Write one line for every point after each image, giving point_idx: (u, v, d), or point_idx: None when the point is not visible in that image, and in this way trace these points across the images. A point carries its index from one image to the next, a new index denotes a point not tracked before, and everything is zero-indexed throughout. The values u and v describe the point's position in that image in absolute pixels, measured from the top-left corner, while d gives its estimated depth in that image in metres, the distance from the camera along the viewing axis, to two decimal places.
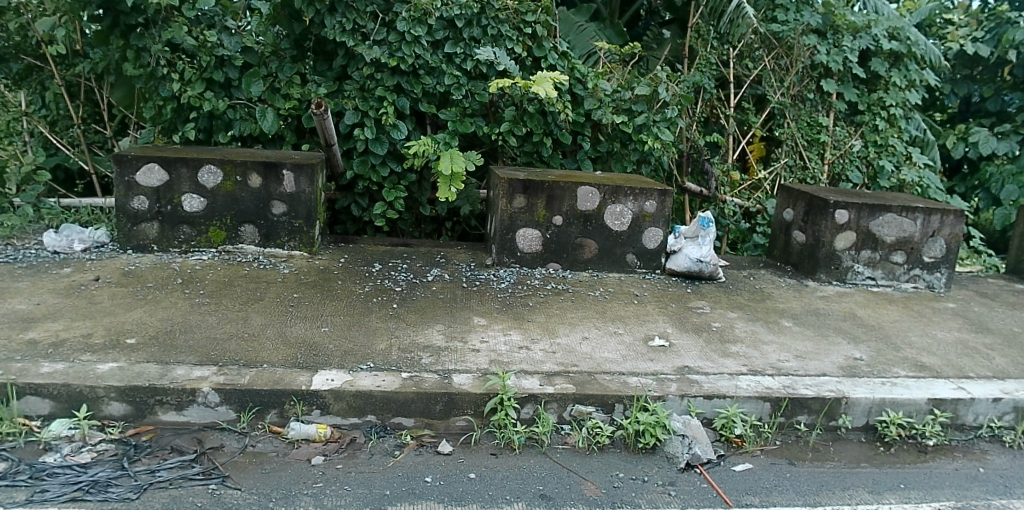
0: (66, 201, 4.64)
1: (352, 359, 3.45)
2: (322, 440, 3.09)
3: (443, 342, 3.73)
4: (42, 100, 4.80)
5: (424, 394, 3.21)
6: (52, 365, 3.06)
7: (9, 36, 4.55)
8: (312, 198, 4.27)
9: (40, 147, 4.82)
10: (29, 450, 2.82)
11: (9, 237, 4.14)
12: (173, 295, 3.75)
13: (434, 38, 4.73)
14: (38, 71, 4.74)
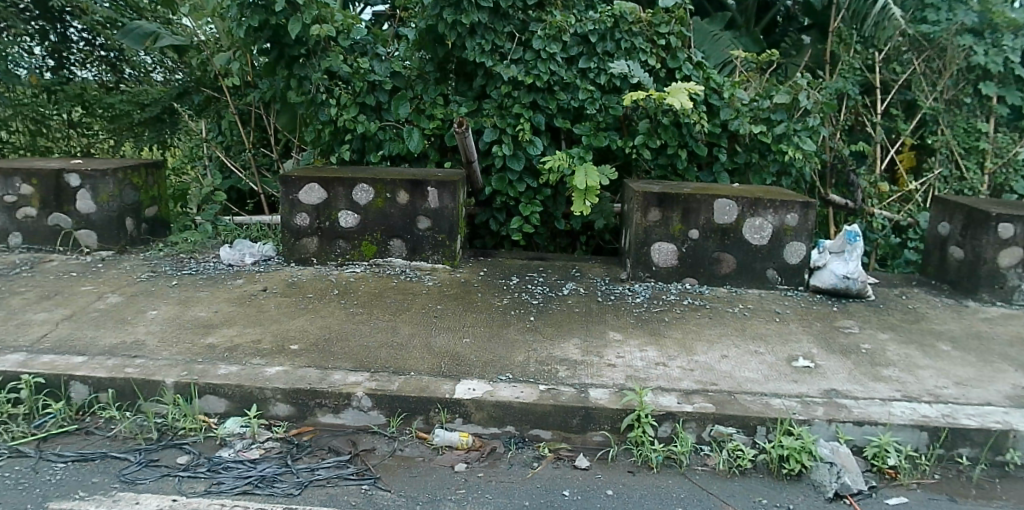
0: (239, 219, 5.02)
1: (491, 370, 3.52)
2: (464, 448, 3.17)
3: (580, 357, 3.73)
4: (219, 128, 5.29)
5: (561, 407, 3.21)
6: (228, 367, 3.33)
7: (195, 71, 5.19)
8: (455, 213, 4.41)
9: (217, 169, 5.29)
10: (208, 444, 3.08)
11: (191, 251, 4.59)
12: (331, 305, 3.99)
13: (568, 55, 4.79)
14: (215, 101, 5.30)
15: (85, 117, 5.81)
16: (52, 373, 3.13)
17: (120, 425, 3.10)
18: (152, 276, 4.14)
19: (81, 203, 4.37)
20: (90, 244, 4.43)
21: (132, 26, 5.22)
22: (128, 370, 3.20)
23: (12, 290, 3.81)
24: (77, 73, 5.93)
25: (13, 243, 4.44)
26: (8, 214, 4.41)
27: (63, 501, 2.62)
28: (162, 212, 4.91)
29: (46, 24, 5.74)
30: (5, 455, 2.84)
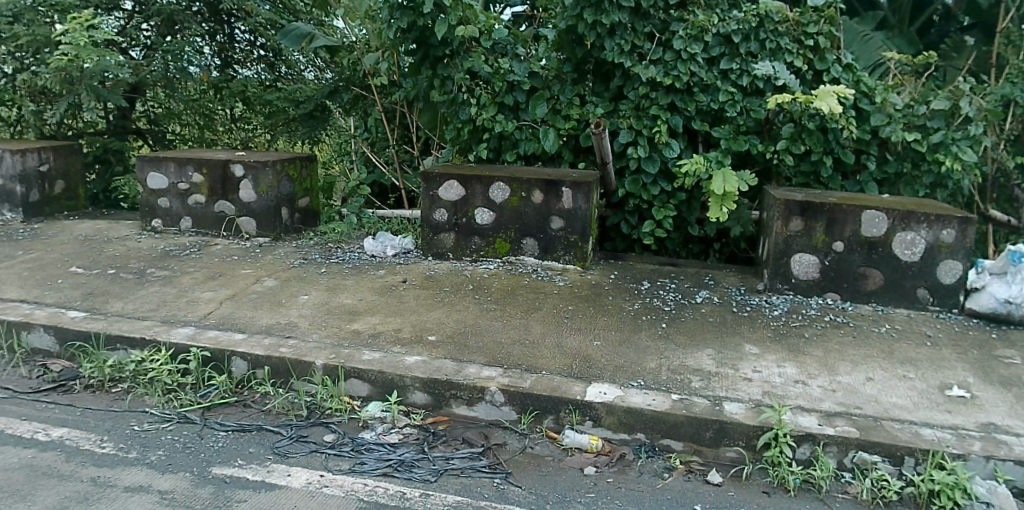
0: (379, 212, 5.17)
1: (623, 375, 3.45)
2: (593, 451, 3.11)
3: (713, 368, 3.57)
4: (365, 125, 5.49)
5: (693, 418, 3.09)
6: (371, 354, 3.44)
7: (346, 71, 5.43)
8: (588, 214, 4.37)
9: (362, 164, 5.49)
10: (351, 425, 3.20)
11: (338, 241, 4.80)
12: (466, 300, 4.05)
13: (709, 55, 4.64)
14: (363, 99, 5.50)
15: (245, 113, 6.34)
16: (215, 348, 3.31)
17: (274, 401, 3.26)
18: (304, 263, 4.38)
19: (243, 192, 4.70)
20: (250, 230, 4.75)
21: (292, 27, 5.51)
22: (282, 350, 3.35)
23: (183, 269, 4.14)
24: (240, 72, 6.43)
25: (184, 227, 4.86)
26: (180, 200, 4.82)
27: (225, 467, 2.81)
28: (313, 204, 5.18)
29: (214, 26, 6.24)
30: (176, 420, 3.06)
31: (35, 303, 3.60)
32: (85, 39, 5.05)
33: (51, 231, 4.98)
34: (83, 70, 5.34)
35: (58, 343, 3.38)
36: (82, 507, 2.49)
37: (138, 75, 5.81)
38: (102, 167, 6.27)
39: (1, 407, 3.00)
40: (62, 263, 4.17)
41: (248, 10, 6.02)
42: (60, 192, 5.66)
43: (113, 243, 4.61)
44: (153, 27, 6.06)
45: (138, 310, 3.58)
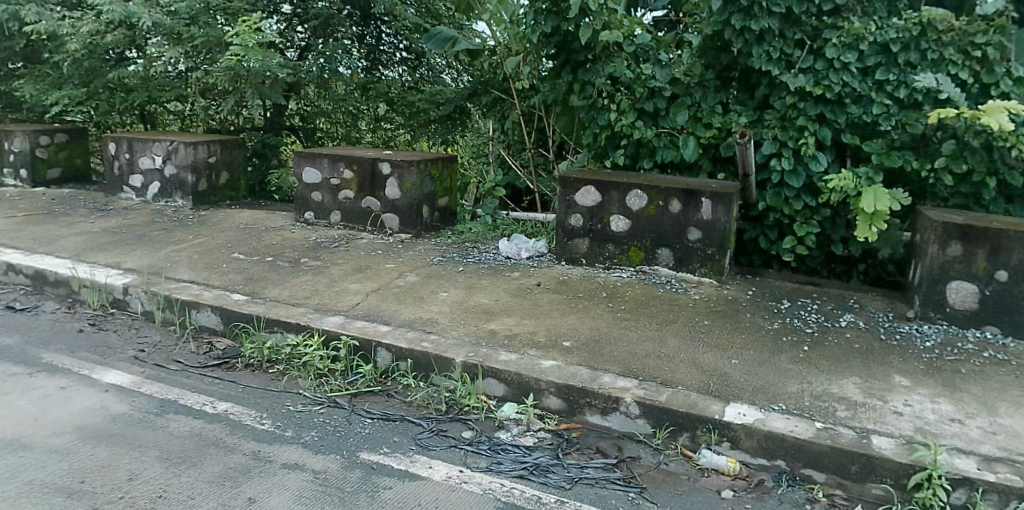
0: (513, 214, 5.20)
1: (762, 397, 3.23)
2: (731, 474, 2.91)
3: (860, 398, 3.27)
4: (502, 128, 5.50)
5: (837, 449, 2.83)
6: (508, 355, 3.44)
7: (485, 73, 5.48)
8: (727, 227, 4.21)
9: (498, 166, 5.48)
10: (487, 424, 3.21)
11: (475, 241, 4.87)
12: (600, 307, 3.99)
13: (864, 65, 4.34)
14: (502, 102, 5.51)
15: (388, 112, 6.57)
16: (363, 338, 3.43)
17: (415, 393, 3.32)
18: (442, 260, 4.47)
19: (389, 190, 4.86)
20: (393, 226, 4.91)
21: (435, 31, 5.43)
22: (424, 344, 3.42)
23: (331, 261, 4.33)
24: (385, 73, 6.76)
25: (332, 220, 5.10)
26: (331, 195, 5.07)
27: (370, 453, 2.89)
28: (451, 203, 5.27)
29: (365, 29, 6.63)
30: (326, 404, 3.18)
31: (203, 284, 3.88)
32: (253, 40, 5.42)
33: (215, 218, 5.37)
34: (248, 69, 5.72)
35: (223, 323, 3.61)
36: (244, 478, 2.65)
37: (298, 75, 6.09)
38: (259, 160, 6.70)
39: (176, 378, 3.25)
40: (226, 249, 4.47)
41: (397, 14, 6.33)
42: (225, 182, 6.08)
43: (269, 233, 4.90)
44: (306, 29, 6.57)
45: (292, 297, 3.77)
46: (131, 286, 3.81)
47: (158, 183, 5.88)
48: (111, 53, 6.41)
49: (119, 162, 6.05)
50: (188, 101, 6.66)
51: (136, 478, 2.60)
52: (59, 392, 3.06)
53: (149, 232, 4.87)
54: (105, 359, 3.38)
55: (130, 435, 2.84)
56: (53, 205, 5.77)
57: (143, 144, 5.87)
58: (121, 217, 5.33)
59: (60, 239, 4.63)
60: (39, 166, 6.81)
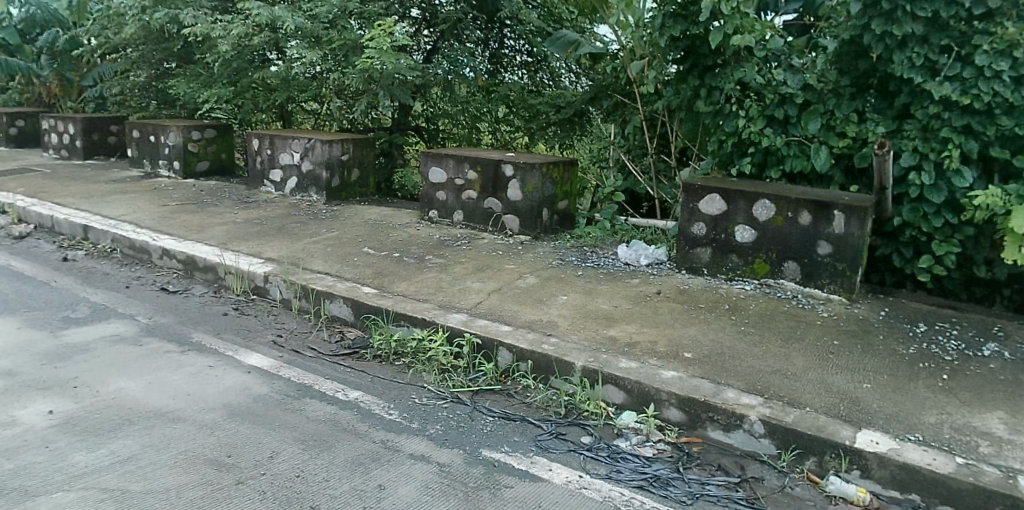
0: (633, 220, 5.15)
1: (896, 426, 2.92)
2: (860, 505, 2.64)
3: (1006, 434, 2.87)
4: (623, 132, 5.48)
5: (981, 488, 2.51)
6: (629, 362, 3.36)
7: (607, 77, 5.46)
8: (861, 242, 3.97)
9: (618, 171, 5.51)
10: (606, 431, 3.12)
11: (594, 246, 4.85)
12: (722, 319, 3.87)
13: (1018, 73, 3.80)
14: (623, 106, 5.48)
15: None
16: (486, 336, 3.47)
17: (536, 395, 3.32)
18: (562, 263, 4.47)
19: (511, 191, 4.91)
20: (513, 228, 4.97)
21: (559, 35, 5.61)
22: (545, 347, 3.41)
23: (454, 259, 4.43)
24: (507, 77, 6.87)
25: (455, 219, 5.24)
26: (455, 194, 5.21)
27: (492, 451, 2.91)
28: (571, 207, 5.24)
29: (489, 34, 6.82)
30: (449, 399, 3.25)
31: (336, 275, 4.06)
32: (388, 44, 5.63)
33: (346, 213, 5.62)
34: (382, 70, 5.99)
35: (353, 314, 3.77)
36: (374, 466, 2.73)
37: (425, 78, 6.34)
38: (386, 159, 6.89)
39: (311, 364, 3.41)
40: (356, 243, 4.67)
41: (521, 18, 6.43)
42: (355, 179, 6.31)
43: (396, 229, 5.09)
44: (432, 33, 6.75)
45: (418, 292, 3.88)
46: (271, 275, 4.06)
47: (295, 178, 6.24)
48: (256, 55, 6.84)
49: (261, 158, 6.50)
50: (323, 101, 6.97)
51: (276, 456, 2.74)
52: (207, 370, 3.29)
53: (287, 224, 5.17)
54: (246, 342, 3.60)
55: (270, 415, 3.00)
56: (203, 195, 6.26)
57: (283, 141, 6.26)
58: (261, 209, 5.70)
59: (209, 228, 5.01)
60: (191, 159, 7.36)
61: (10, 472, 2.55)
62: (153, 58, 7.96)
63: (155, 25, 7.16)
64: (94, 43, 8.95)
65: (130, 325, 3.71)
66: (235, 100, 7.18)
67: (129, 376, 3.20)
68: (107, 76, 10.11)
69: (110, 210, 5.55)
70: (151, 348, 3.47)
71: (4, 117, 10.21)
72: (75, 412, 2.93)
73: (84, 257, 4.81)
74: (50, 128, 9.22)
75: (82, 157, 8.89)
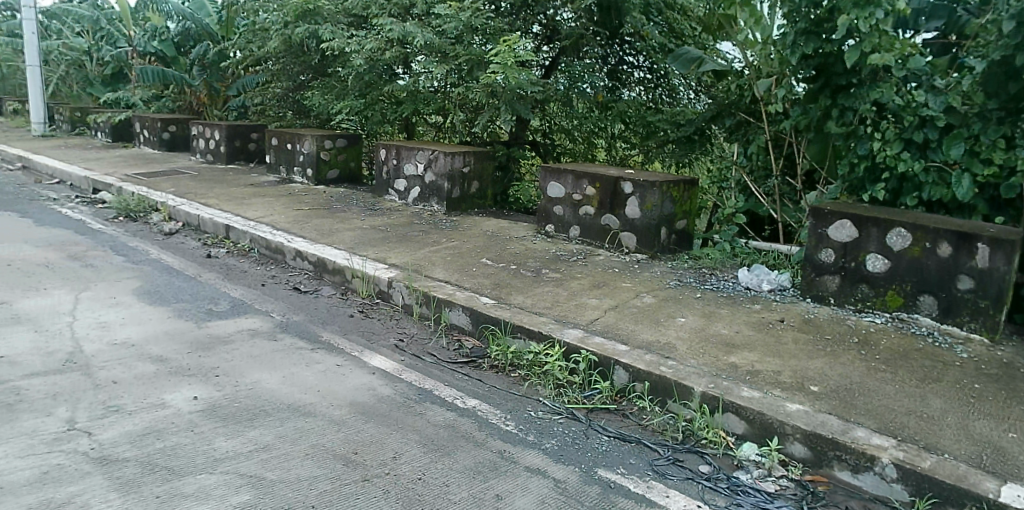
0: (754, 243, 4.98)
1: None
2: None
3: None
4: (746, 152, 5.29)
5: None
6: (750, 391, 3.18)
7: (730, 95, 5.32)
8: (1008, 278, 3.64)
9: (739, 192, 5.33)
10: (725, 461, 2.95)
11: (713, 268, 4.74)
12: (851, 353, 3.64)
13: None
14: (747, 125, 5.27)
15: (624, 131, 6.73)
16: (603, 355, 3.43)
17: (652, 418, 3.23)
18: (679, 285, 4.38)
19: (630, 209, 4.88)
20: (630, 245, 4.92)
21: (682, 51, 5.43)
22: (663, 369, 3.33)
23: (570, 274, 4.44)
24: (625, 93, 6.87)
25: (572, 234, 5.27)
26: (572, 210, 5.24)
27: (608, 472, 2.82)
28: (689, 226, 5.11)
29: (610, 50, 6.80)
30: (564, 414, 3.23)
31: (456, 284, 4.17)
32: (512, 59, 5.72)
33: (465, 224, 5.76)
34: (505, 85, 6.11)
35: (472, 324, 3.86)
36: (493, 475, 2.75)
37: (548, 94, 6.40)
38: (503, 172, 7.02)
39: (431, 370, 3.52)
40: (475, 254, 4.79)
41: (645, 34, 6.42)
42: (474, 191, 6.45)
43: (513, 241, 5.18)
44: (552, 48, 6.82)
45: (536, 305, 3.92)
46: (395, 280, 4.22)
47: (418, 188, 6.48)
48: (385, 69, 7.14)
49: (387, 167, 6.81)
50: (446, 114, 7.19)
51: (399, 457, 2.81)
52: (335, 368, 3.46)
53: (409, 232, 5.36)
54: (371, 343, 3.75)
55: (393, 417, 3.10)
56: (332, 201, 6.59)
57: (409, 152, 6.51)
58: (386, 216, 5.94)
59: (338, 233, 5.27)
60: (322, 167, 7.77)
61: (161, 452, 2.75)
62: (291, 71, 8.48)
63: (295, 39, 7.66)
64: (240, 56, 9.67)
65: (266, 320, 3.96)
66: (365, 111, 7.55)
67: (265, 369, 3.41)
68: (249, 87, 10.88)
69: (249, 212, 5.96)
70: (286, 342, 3.69)
71: (159, 122, 11.13)
72: (217, 399, 3.14)
73: (225, 255, 5.19)
74: (198, 134, 9.98)
75: (225, 161, 9.57)
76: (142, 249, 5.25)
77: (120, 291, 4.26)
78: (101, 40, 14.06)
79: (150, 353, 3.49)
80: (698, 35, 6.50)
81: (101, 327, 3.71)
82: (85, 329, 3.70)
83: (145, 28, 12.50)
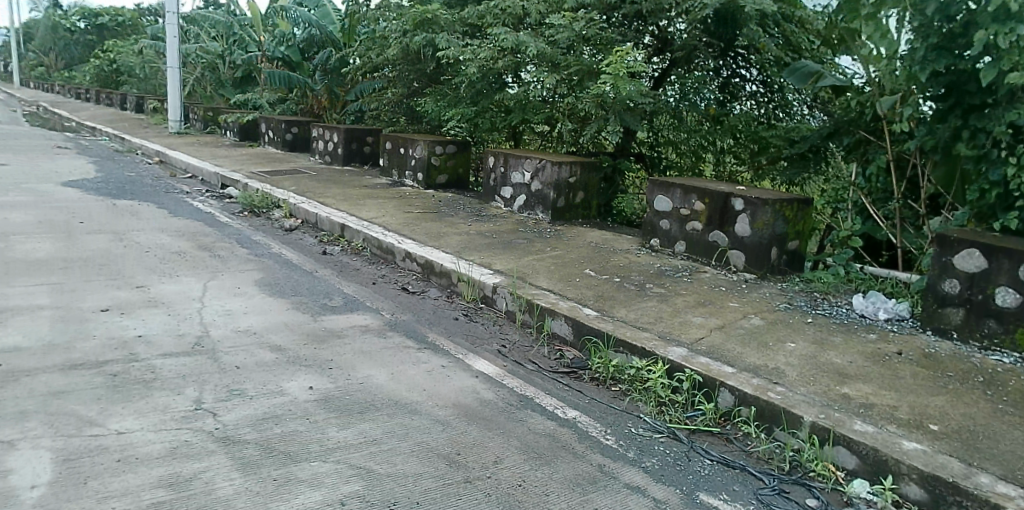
0: (870, 269, 4.76)
1: None
2: None
3: None
4: (865, 173, 5.06)
5: None
6: (864, 425, 2.99)
7: (849, 113, 5.14)
8: None
9: (856, 214, 5.05)
10: (834, 497, 2.77)
11: (825, 292, 4.55)
12: (977, 393, 3.36)
13: None
14: (867, 144, 5.06)
15: (733, 147, 6.58)
16: (708, 375, 3.37)
17: (758, 445, 3.11)
18: (789, 308, 4.24)
19: (740, 226, 4.78)
20: (738, 264, 4.82)
21: (798, 65, 5.30)
22: (771, 394, 3.21)
23: (675, 291, 4.41)
24: (736, 107, 6.76)
25: (678, 249, 5.23)
26: (679, 224, 5.19)
27: (710, 496, 2.72)
28: (802, 248, 4.91)
29: (722, 63, 6.69)
30: (666, 434, 3.18)
31: (559, 294, 4.25)
32: (624, 70, 5.74)
33: (570, 234, 5.79)
34: (615, 96, 6.11)
35: (574, 334, 3.92)
36: (592, 488, 2.71)
37: (658, 105, 6.39)
38: (608, 184, 7.01)
39: (532, 377, 3.59)
40: (580, 265, 4.83)
41: (761, 47, 6.23)
42: (580, 202, 6.48)
43: (618, 254, 5.18)
44: (662, 59, 6.82)
45: (639, 320, 3.92)
46: (500, 286, 4.35)
47: (523, 196, 6.56)
48: (496, 79, 7.30)
49: (494, 175, 6.98)
50: (554, 123, 7.26)
51: (501, 462, 2.85)
52: (441, 369, 3.58)
53: (514, 240, 5.45)
54: (474, 348, 3.87)
55: (495, 421, 3.15)
56: (440, 206, 6.77)
57: (516, 161, 6.61)
58: (492, 223, 6.08)
59: (447, 237, 5.44)
60: (433, 172, 7.99)
61: (279, 437, 2.90)
62: (406, 79, 8.80)
63: (412, 48, 7.94)
64: (358, 63, 10.14)
65: (377, 318, 4.14)
66: (475, 120, 7.73)
67: (376, 366, 3.55)
68: (365, 93, 11.39)
69: (363, 212, 6.23)
70: (395, 341, 3.85)
71: (283, 124, 11.75)
72: (330, 391, 3.29)
73: (339, 253, 5.46)
74: (318, 136, 10.49)
75: (342, 164, 10.02)
76: (265, 243, 5.59)
77: (244, 281, 4.57)
78: (235, 46, 15.13)
79: (270, 342, 3.71)
80: (816, 49, 6.34)
81: (228, 315, 4.00)
82: (213, 315, 3.98)
83: (274, 35, 13.35)
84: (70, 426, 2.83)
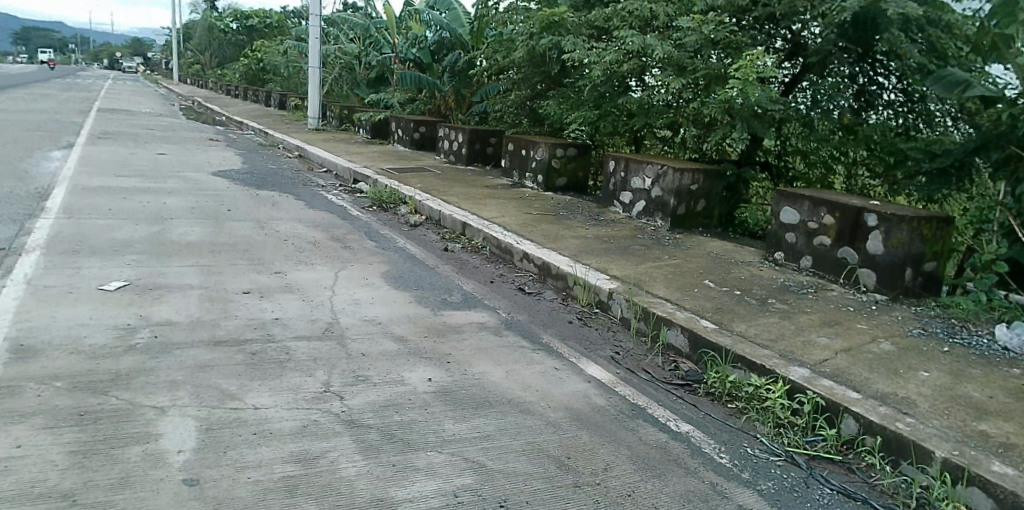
0: (1016, 298, 4.39)
1: None
2: None
3: None
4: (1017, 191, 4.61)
5: None
6: (1003, 467, 2.74)
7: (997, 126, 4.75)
8: None
9: (1003, 236, 4.70)
10: None
11: (964, 320, 4.26)
12: None
13: None
14: (1018, 160, 4.65)
15: (867, 158, 6.30)
16: (832, 399, 3.25)
17: (882, 478, 2.95)
18: (922, 334, 4.03)
19: (871, 243, 4.57)
20: (868, 284, 4.63)
21: (945, 72, 4.89)
22: (899, 425, 3.04)
23: (798, 308, 4.29)
24: (872, 117, 6.37)
25: (803, 264, 5.09)
26: (806, 238, 5.05)
27: None
28: (940, 270, 4.60)
29: (859, 68, 6.32)
30: (783, 457, 3.09)
31: (676, 304, 4.23)
32: (753, 75, 5.62)
33: (688, 242, 5.73)
34: (743, 104, 5.99)
35: (690, 347, 3.89)
36: (702, 506, 2.67)
37: (786, 114, 6.25)
38: (730, 193, 6.89)
39: (645, 387, 3.60)
40: (698, 275, 4.78)
41: (902, 54, 5.89)
42: (700, 210, 6.38)
43: (739, 266, 5.09)
44: (794, 65, 6.65)
45: (759, 337, 3.84)
46: (615, 292, 4.38)
47: (642, 202, 6.56)
48: (621, 83, 7.23)
49: (614, 179, 7.02)
50: (676, 129, 7.21)
51: (610, 469, 2.87)
52: (555, 372, 3.65)
53: (631, 246, 5.46)
54: (587, 352, 3.93)
55: (608, 429, 3.18)
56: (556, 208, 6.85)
57: (637, 166, 6.61)
58: (611, 227, 6.12)
59: (564, 239, 5.51)
60: (552, 174, 8.08)
61: (399, 425, 3.05)
62: (531, 82, 8.96)
63: (538, 50, 8.09)
64: (485, 64, 10.46)
65: (493, 316, 4.27)
66: (597, 122, 7.67)
67: (492, 363, 3.66)
68: (491, 94, 11.65)
69: (484, 211, 6.43)
70: (512, 340, 3.95)
71: (412, 123, 12.20)
72: (448, 384, 3.43)
73: (461, 250, 5.67)
74: (444, 135, 10.88)
75: (465, 162, 10.27)
76: (390, 236, 5.89)
77: (370, 272, 4.83)
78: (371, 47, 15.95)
79: (395, 333, 3.90)
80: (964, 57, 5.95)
81: (355, 304, 4.23)
82: (343, 304, 4.23)
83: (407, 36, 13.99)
84: (214, 398, 3.09)
